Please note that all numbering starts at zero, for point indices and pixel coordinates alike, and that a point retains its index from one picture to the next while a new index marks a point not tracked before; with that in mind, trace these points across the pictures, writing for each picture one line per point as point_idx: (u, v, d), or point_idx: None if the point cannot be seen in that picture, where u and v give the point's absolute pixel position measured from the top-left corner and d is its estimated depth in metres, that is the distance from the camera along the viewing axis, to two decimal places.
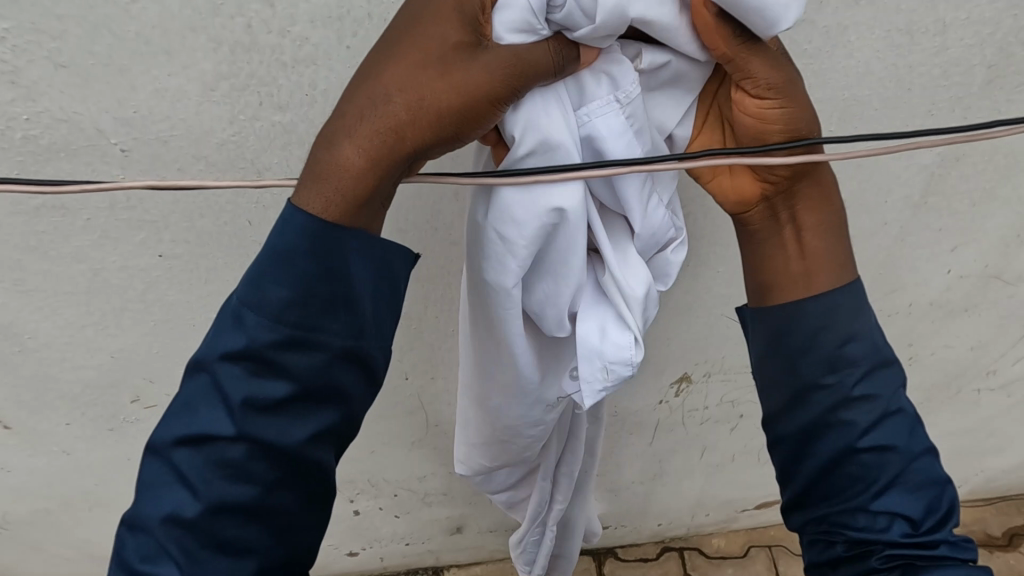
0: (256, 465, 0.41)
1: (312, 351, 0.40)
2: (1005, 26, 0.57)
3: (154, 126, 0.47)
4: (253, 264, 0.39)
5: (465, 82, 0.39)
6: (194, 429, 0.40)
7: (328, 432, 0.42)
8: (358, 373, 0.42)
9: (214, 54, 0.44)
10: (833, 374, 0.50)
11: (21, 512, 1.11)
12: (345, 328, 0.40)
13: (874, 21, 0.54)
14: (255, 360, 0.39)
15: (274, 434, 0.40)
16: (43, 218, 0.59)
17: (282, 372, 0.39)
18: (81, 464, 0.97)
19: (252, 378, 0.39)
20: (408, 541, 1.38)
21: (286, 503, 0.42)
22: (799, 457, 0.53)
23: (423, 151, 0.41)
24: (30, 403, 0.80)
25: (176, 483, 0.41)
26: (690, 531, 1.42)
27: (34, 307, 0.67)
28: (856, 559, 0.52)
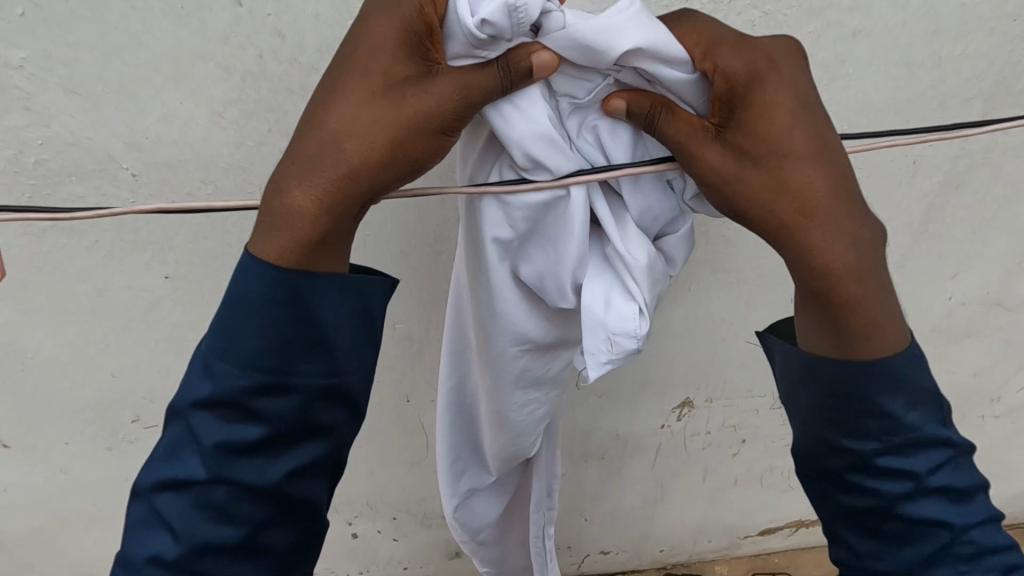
0: (240, 506, 0.42)
1: (289, 392, 0.41)
2: (1000, 60, 0.58)
3: (162, 151, 0.48)
4: (218, 317, 0.40)
5: (416, 112, 0.41)
6: (175, 475, 0.42)
7: (307, 467, 0.44)
8: (337, 408, 0.44)
9: (223, 81, 0.46)
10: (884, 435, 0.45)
11: (15, 531, 1.10)
12: (321, 366, 0.42)
13: (871, 54, 0.55)
14: (232, 408, 0.41)
15: (253, 476, 0.42)
16: (50, 238, 0.60)
17: (256, 417, 0.41)
18: (77, 482, 0.96)
19: (229, 426, 0.41)
20: (406, 565, 1.36)
21: (275, 543, 0.44)
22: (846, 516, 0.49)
23: (381, 187, 0.43)
24: (29, 421, 0.80)
25: (161, 526, 0.42)
26: (691, 558, 1.40)
27: (37, 326, 0.68)
28: None
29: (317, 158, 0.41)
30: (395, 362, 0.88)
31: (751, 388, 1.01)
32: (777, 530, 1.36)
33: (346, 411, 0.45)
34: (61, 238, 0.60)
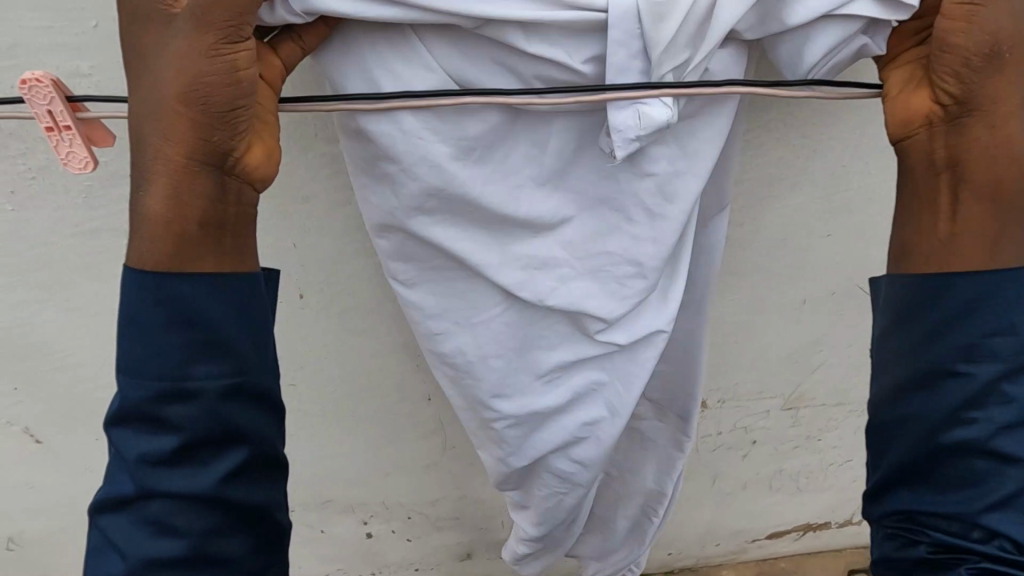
0: (176, 516, 0.47)
1: (189, 400, 0.46)
2: None
3: None
4: (121, 341, 0.46)
5: (175, 69, 0.46)
6: (111, 494, 0.48)
7: (238, 472, 0.49)
8: (247, 406, 0.49)
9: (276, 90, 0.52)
10: (964, 364, 0.50)
11: (34, 534, 1.10)
12: (214, 369, 0.47)
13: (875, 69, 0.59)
14: (144, 422, 0.47)
15: (178, 484, 0.47)
16: (100, 237, 0.64)
17: (168, 426, 0.46)
18: (102, 482, 0.98)
19: (142, 440, 0.47)
20: (417, 567, 1.38)
21: (224, 550, 0.50)
22: (904, 443, 0.53)
23: (210, 159, 0.47)
24: (59, 420, 0.82)
25: (112, 545, 0.49)
26: (700, 562, 1.42)
27: (78, 324, 0.70)
28: (941, 561, 0.52)
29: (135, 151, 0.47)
30: (416, 360, 0.92)
31: (762, 391, 1.03)
32: (785, 534, 1.38)
33: (260, 415, 0.50)
34: (108, 236, 0.63)
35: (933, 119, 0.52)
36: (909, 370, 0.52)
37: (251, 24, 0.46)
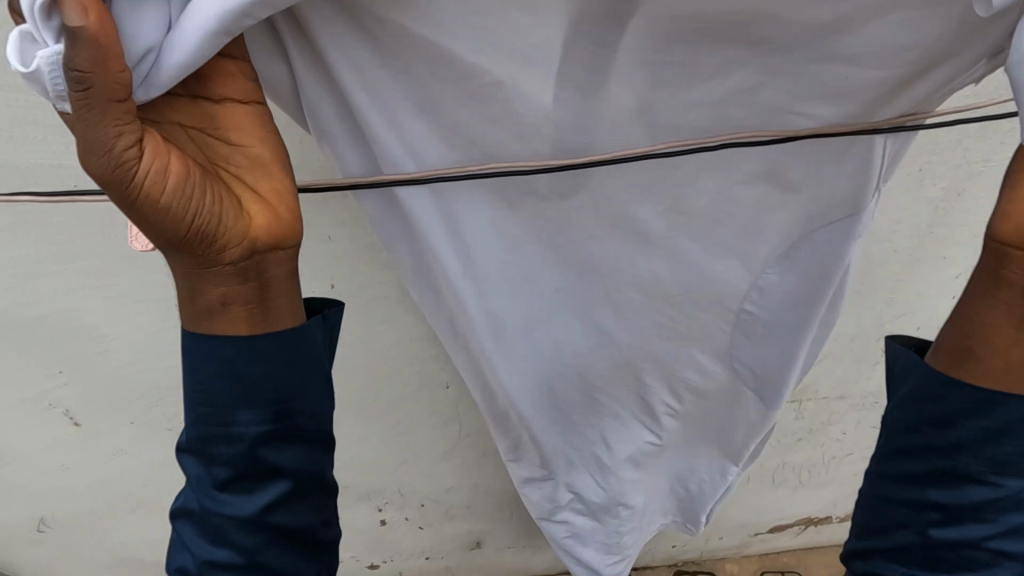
0: (232, 534, 0.52)
1: (234, 441, 0.49)
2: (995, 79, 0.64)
3: None
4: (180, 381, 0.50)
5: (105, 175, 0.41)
6: (180, 503, 0.53)
7: (281, 501, 0.52)
8: (289, 444, 0.51)
9: None
10: (994, 473, 0.48)
11: (65, 515, 1.15)
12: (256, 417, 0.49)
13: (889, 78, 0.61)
14: (200, 450, 0.50)
15: (233, 507, 0.51)
16: None
17: (220, 459, 0.50)
18: (134, 464, 1.03)
19: (201, 464, 0.51)
20: (428, 556, 1.42)
21: (275, 563, 0.53)
22: (903, 515, 0.52)
23: (197, 244, 0.45)
24: (100, 403, 0.87)
25: (181, 547, 0.54)
26: (702, 555, 1.46)
27: (123, 311, 0.74)
28: None
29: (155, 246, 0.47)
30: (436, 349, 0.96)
31: None
32: (786, 527, 1.42)
33: (296, 454, 0.52)
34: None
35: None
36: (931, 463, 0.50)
37: (116, 66, 0.38)
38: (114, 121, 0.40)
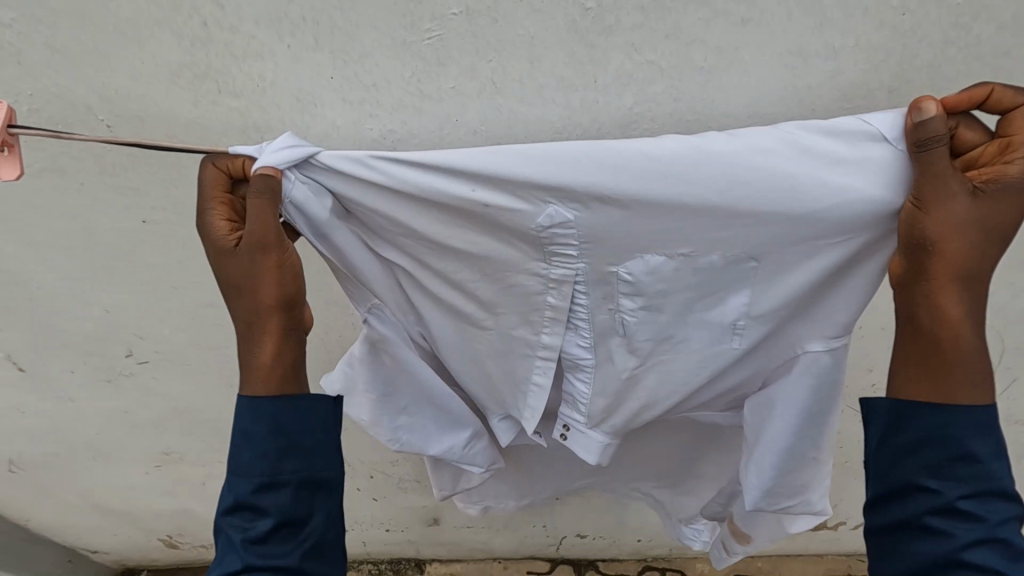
0: (276, 543, 0.57)
1: (279, 491, 0.57)
2: (950, 59, 0.54)
3: (131, 106, 0.57)
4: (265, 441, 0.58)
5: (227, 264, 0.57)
6: (265, 534, 0.56)
7: (272, 541, 0.57)
8: (274, 509, 0.57)
9: (177, 45, 0.52)
10: (933, 477, 0.52)
11: (36, 456, 1.23)
12: (293, 464, 0.58)
13: (817, 47, 0.53)
14: (239, 520, 0.58)
15: (276, 556, 0.56)
16: (43, 180, 0.66)
17: (259, 513, 0.57)
18: (86, 415, 1.08)
19: (244, 532, 0.57)
20: (388, 528, 1.55)
21: (264, 524, 0.57)
22: (904, 497, 0.54)
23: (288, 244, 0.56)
24: (39, 347, 0.91)
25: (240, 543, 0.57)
26: (672, 555, 1.67)
27: (36, 261, 0.76)
28: (891, 507, 0.55)
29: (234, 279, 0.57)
30: None
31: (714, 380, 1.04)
32: None
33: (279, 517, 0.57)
34: (46, 185, 0.67)
35: (943, 253, 0.50)
36: (888, 518, 0.55)
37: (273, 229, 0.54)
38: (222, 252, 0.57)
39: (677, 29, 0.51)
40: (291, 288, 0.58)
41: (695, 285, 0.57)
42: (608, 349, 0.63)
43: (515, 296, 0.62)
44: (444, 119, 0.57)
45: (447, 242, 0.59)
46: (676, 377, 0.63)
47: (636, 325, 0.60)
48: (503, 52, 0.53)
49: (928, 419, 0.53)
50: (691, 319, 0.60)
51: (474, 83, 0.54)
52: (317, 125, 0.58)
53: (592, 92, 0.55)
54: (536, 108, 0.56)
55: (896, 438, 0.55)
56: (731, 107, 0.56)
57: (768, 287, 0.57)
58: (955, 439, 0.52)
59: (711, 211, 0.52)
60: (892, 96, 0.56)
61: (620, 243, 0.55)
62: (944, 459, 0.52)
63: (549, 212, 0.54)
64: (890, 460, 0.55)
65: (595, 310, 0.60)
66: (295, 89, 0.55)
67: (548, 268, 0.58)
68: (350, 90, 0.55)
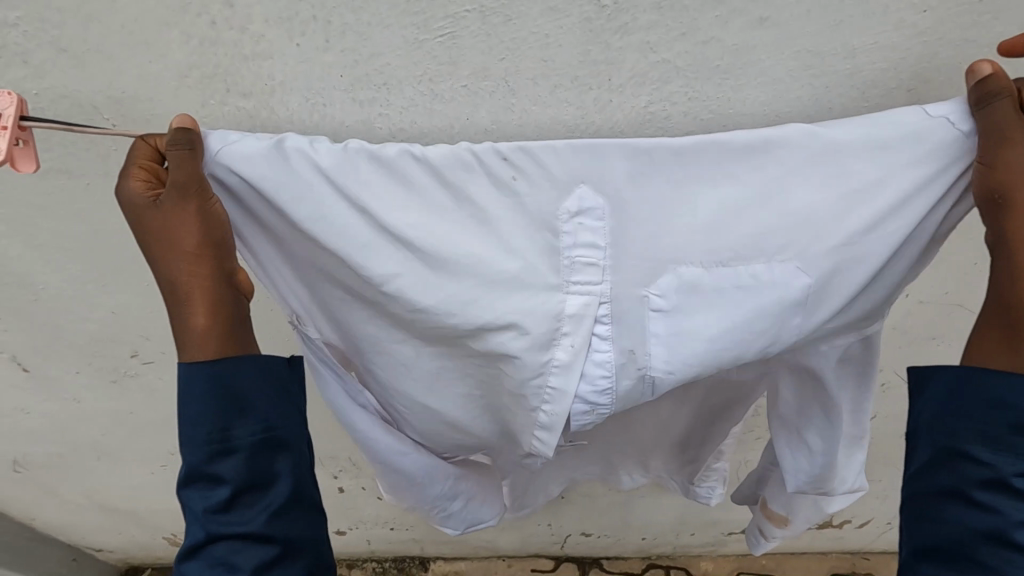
0: (238, 508, 0.56)
1: (231, 454, 0.55)
2: (971, 58, 0.53)
3: (139, 106, 0.56)
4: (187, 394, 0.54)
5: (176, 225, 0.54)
6: (212, 500, 0.55)
7: (240, 502, 0.56)
8: (232, 463, 0.55)
9: (185, 45, 0.52)
10: (988, 450, 0.51)
11: (41, 456, 1.22)
12: (252, 427, 0.56)
13: (836, 45, 0.52)
14: (201, 484, 0.55)
15: (237, 524, 0.56)
16: (49, 181, 0.66)
17: (218, 479, 0.55)
18: (91, 415, 1.07)
19: (205, 499, 0.55)
20: (393, 526, 1.55)
21: (224, 473, 0.55)
22: (957, 467, 0.53)
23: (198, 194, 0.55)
24: (44, 349, 0.90)
25: (203, 513, 0.55)
26: (676, 553, 1.67)
27: (42, 263, 0.75)
28: (941, 474, 0.54)
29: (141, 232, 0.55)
30: None
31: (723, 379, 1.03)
32: None
33: (239, 469, 0.55)
34: (52, 186, 0.66)
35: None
36: (934, 486, 0.54)
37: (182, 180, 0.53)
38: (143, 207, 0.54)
39: (694, 28, 0.50)
40: (231, 260, 0.57)
41: (733, 314, 0.55)
42: (629, 385, 0.57)
43: (522, 340, 0.56)
44: (456, 119, 0.56)
45: (447, 299, 0.56)
46: (698, 394, 0.60)
47: (666, 356, 0.56)
48: (517, 51, 0.52)
49: (984, 387, 0.51)
50: (722, 356, 0.56)
51: (486, 83, 0.54)
52: (327, 123, 0.57)
53: (606, 92, 0.54)
54: (549, 107, 0.55)
55: (947, 409, 0.53)
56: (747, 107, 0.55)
57: (814, 301, 0.55)
58: (1012, 408, 0.50)
59: (749, 185, 0.54)
60: (911, 95, 0.55)
61: (647, 238, 0.55)
62: (1001, 431, 0.50)
63: (578, 193, 0.54)
64: (937, 432, 0.54)
65: (623, 343, 0.56)
66: (305, 89, 0.54)
67: (569, 283, 0.55)
68: (360, 89, 0.54)
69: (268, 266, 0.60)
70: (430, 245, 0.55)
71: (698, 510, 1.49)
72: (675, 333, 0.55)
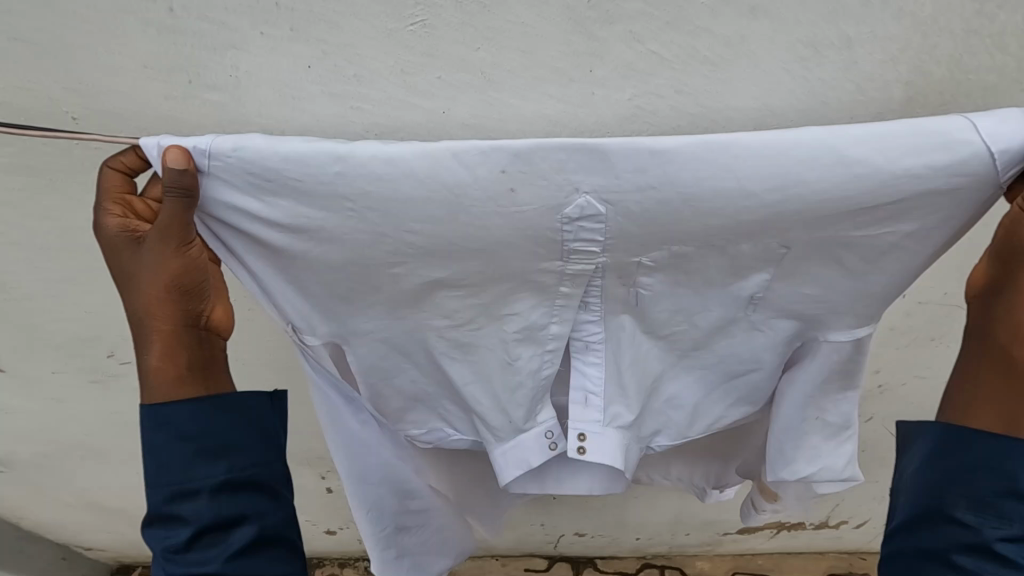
0: (196, 550, 0.55)
1: (194, 495, 0.55)
2: (971, 49, 0.50)
3: (101, 99, 0.54)
4: (159, 432, 0.55)
5: (145, 269, 0.54)
6: (172, 540, 0.55)
7: (201, 545, 0.55)
8: (195, 503, 0.55)
9: (146, 34, 0.49)
10: (973, 513, 0.52)
11: (25, 456, 1.20)
12: (215, 468, 0.56)
13: (830, 36, 0.49)
14: (165, 522, 0.56)
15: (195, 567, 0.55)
16: (15, 177, 0.64)
17: (180, 521, 0.55)
18: (73, 416, 1.05)
19: (166, 537, 0.55)
20: None
21: (185, 514, 0.55)
22: (940, 528, 0.54)
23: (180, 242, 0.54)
24: (21, 348, 0.88)
25: (163, 552, 0.55)
26: (672, 552, 1.65)
27: (12, 261, 0.73)
28: (926, 532, 0.55)
29: (115, 264, 0.55)
30: None
31: None
32: (754, 531, 1.54)
33: (200, 509, 0.55)
34: (17, 182, 0.64)
35: None
36: (917, 545, 0.56)
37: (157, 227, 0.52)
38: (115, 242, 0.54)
39: (680, 17, 0.48)
40: (196, 304, 0.58)
41: (717, 275, 0.55)
42: (620, 350, 0.61)
43: (513, 305, 0.57)
44: (433, 113, 0.54)
45: (436, 287, 0.56)
46: (690, 352, 0.62)
47: (652, 309, 0.58)
48: (494, 42, 0.49)
49: (976, 450, 0.52)
50: (714, 295, 0.57)
51: (463, 74, 0.51)
52: (300, 118, 0.54)
53: (589, 84, 0.52)
54: (530, 101, 0.53)
55: (934, 467, 0.54)
56: (738, 101, 0.53)
57: (789, 271, 0.55)
58: (1005, 473, 0.50)
59: (770, 194, 0.48)
60: (910, 88, 0.52)
61: (648, 236, 0.52)
62: (984, 496, 0.51)
63: (579, 203, 0.50)
64: (919, 488, 0.55)
65: (607, 300, 0.58)
66: (272, 81, 0.52)
67: (564, 264, 0.54)
68: (331, 81, 0.52)
69: (244, 263, 0.56)
70: (434, 252, 0.53)
71: (693, 510, 1.47)
72: (660, 290, 0.57)
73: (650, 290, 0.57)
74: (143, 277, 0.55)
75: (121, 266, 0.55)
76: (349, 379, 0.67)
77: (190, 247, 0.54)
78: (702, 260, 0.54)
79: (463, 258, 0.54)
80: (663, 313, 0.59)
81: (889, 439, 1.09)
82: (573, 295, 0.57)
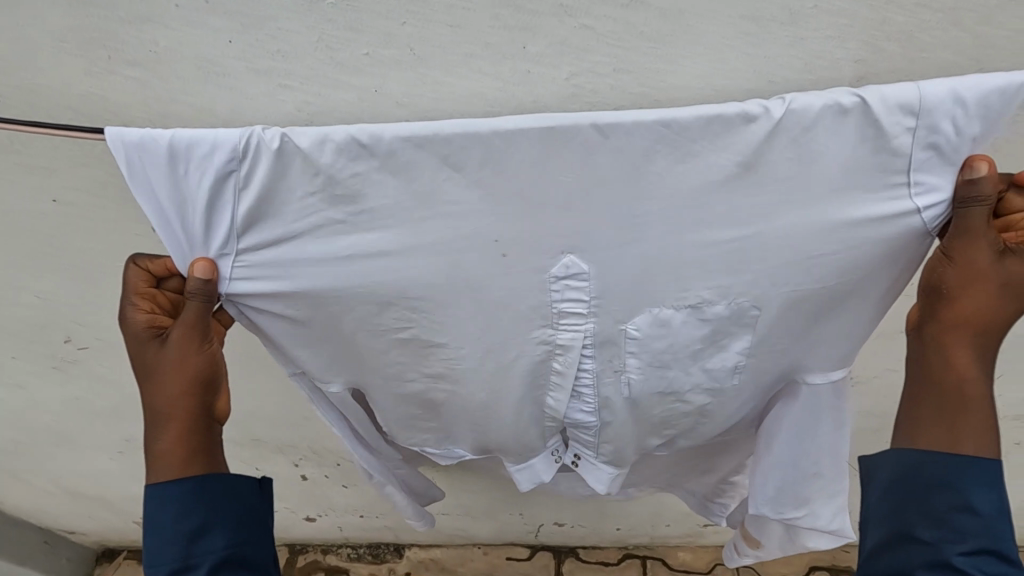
0: None
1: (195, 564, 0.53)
2: (924, 24, 0.48)
3: (18, 74, 0.52)
4: (171, 499, 0.54)
5: (168, 360, 0.55)
6: None
7: None
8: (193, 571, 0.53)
9: (58, 5, 0.48)
10: (932, 529, 0.48)
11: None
12: (218, 541, 0.54)
13: (772, 10, 0.47)
14: None
15: None
16: None
17: None
18: (38, 401, 1.05)
19: None
20: (362, 514, 1.52)
21: None
22: (902, 547, 0.50)
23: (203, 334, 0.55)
24: None
25: None
26: (654, 543, 1.65)
27: None
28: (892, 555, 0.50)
29: (136, 357, 0.56)
30: None
31: None
32: None
33: None
34: None
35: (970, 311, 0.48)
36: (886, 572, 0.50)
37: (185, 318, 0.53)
38: (136, 335, 0.55)
39: None
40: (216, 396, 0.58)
41: (707, 345, 0.54)
42: (614, 407, 0.59)
43: (505, 364, 0.56)
44: (363, 91, 0.52)
45: (426, 341, 0.55)
46: (688, 415, 0.60)
47: (642, 382, 0.56)
48: (418, 14, 0.47)
49: (932, 467, 0.49)
50: (708, 372, 0.56)
51: (391, 50, 0.49)
52: (227, 97, 0.52)
53: (522, 61, 0.49)
54: (463, 78, 0.51)
55: (894, 488, 0.51)
56: (680, 80, 0.50)
57: (774, 332, 0.53)
58: (954, 485, 0.48)
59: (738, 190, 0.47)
60: (861, 67, 0.50)
61: (643, 277, 0.50)
62: (942, 510, 0.48)
63: (563, 263, 0.50)
64: (882, 513, 0.51)
65: (601, 372, 0.56)
66: (194, 57, 0.50)
67: (554, 330, 0.53)
68: (255, 57, 0.49)
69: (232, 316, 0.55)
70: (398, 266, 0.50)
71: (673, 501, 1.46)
72: (651, 361, 0.55)
73: (640, 364, 0.55)
74: (165, 370, 0.55)
75: (142, 360, 0.56)
76: (356, 409, 0.66)
77: (210, 343, 0.55)
78: (687, 332, 0.53)
79: (451, 314, 0.53)
80: (668, 382, 0.56)
81: (867, 433, 1.07)
82: (566, 368, 0.56)
